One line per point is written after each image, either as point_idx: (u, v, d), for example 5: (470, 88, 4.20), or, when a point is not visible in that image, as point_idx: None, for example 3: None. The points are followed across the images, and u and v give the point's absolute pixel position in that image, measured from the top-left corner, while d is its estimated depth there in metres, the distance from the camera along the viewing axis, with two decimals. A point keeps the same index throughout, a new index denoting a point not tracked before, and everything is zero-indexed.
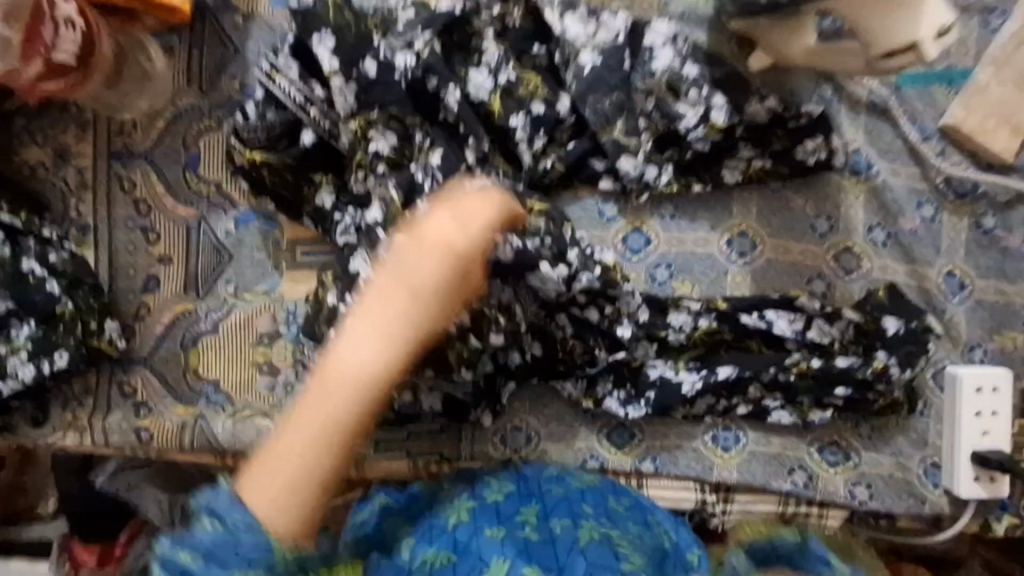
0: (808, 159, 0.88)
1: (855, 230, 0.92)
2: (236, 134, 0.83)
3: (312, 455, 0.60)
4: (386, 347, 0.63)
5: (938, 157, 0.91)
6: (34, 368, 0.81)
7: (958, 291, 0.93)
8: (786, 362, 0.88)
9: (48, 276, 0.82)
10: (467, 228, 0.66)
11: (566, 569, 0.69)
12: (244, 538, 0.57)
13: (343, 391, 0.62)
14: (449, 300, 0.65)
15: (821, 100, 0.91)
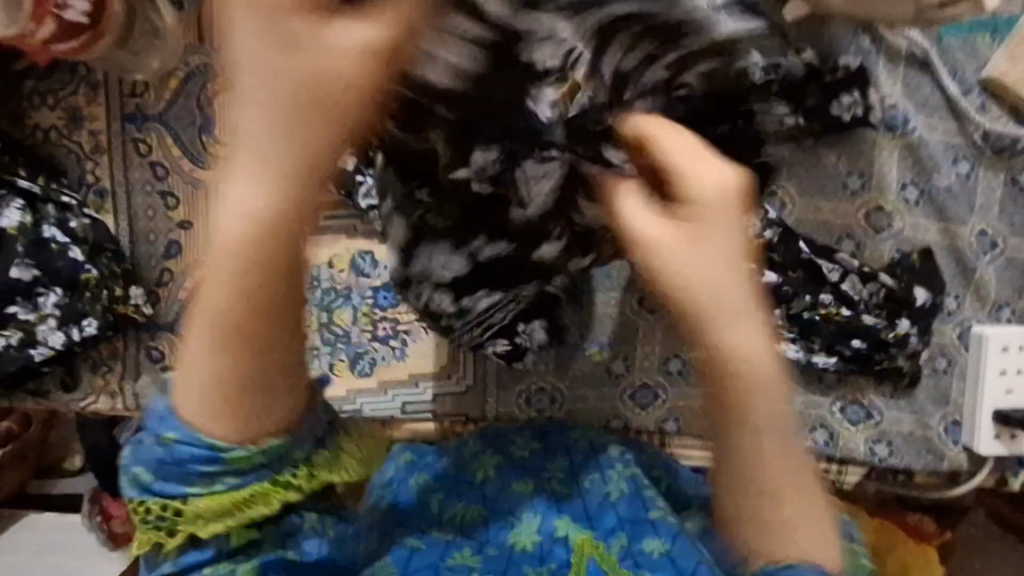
0: (843, 115, 0.86)
1: (888, 188, 0.90)
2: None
3: (212, 332, 0.45)
4: (265, 184, 0.43)
5: (977, 111, 0.88)
6: (63, 334, 0.82)
7: (989, 250, 0.91)
8: (817, 300, 0.86)
9: (71, 243, 0.82)
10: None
11: (596, 520, 0.70)
12: (181, 450, 0.47)
13: (220, 256, 0.44)
14: (334, 108, 0.41)
15: (859, 51, 0.87)
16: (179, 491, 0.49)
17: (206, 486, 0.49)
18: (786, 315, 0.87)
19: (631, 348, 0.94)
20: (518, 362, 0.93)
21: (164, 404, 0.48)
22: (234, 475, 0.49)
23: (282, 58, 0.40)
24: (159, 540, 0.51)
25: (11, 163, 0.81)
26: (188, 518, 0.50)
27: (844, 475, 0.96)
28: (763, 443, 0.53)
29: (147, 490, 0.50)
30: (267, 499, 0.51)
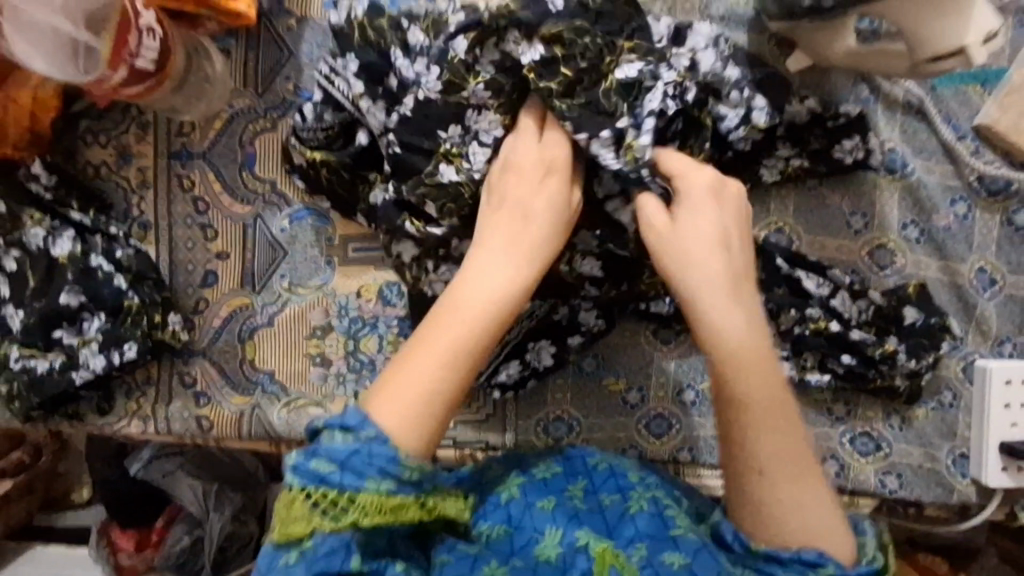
0: (845, 158, 0.92)
1: (890, 227, 0.95)
2: (296, 133, 0.86)
3: (445, 370, 0.65)
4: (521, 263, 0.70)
5: (972, 155, 0.94)
6: (104, 359, 0.85)
7: (988, 286, 0.95)
8: (806, 316, 0.91)
9: (116, 271, 0.86)
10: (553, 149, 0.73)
11: (614, 532, 0.72)
12: (376, 448, 0.60)
13: (472, 316, 0.67)
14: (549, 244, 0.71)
15: (858, 100, 0.93)
16: (354, 482, 0.60)
17: (376, 484, 0.60)
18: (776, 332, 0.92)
19: (646, 378, 0.96)
20: (536, 389, 0.97)
21: (364, 413, 0.62)
22: (395, 481, 0.61)
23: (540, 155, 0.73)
24: (320, 522, 0.60)
25: (65, 196, 0.87)
26: (354, 509, 0.59)
27: (856, 507, 0.98)
28: (747, 375, 0.69)
29: (322, 480, 0.60)
30: (409, 515, 0.62)
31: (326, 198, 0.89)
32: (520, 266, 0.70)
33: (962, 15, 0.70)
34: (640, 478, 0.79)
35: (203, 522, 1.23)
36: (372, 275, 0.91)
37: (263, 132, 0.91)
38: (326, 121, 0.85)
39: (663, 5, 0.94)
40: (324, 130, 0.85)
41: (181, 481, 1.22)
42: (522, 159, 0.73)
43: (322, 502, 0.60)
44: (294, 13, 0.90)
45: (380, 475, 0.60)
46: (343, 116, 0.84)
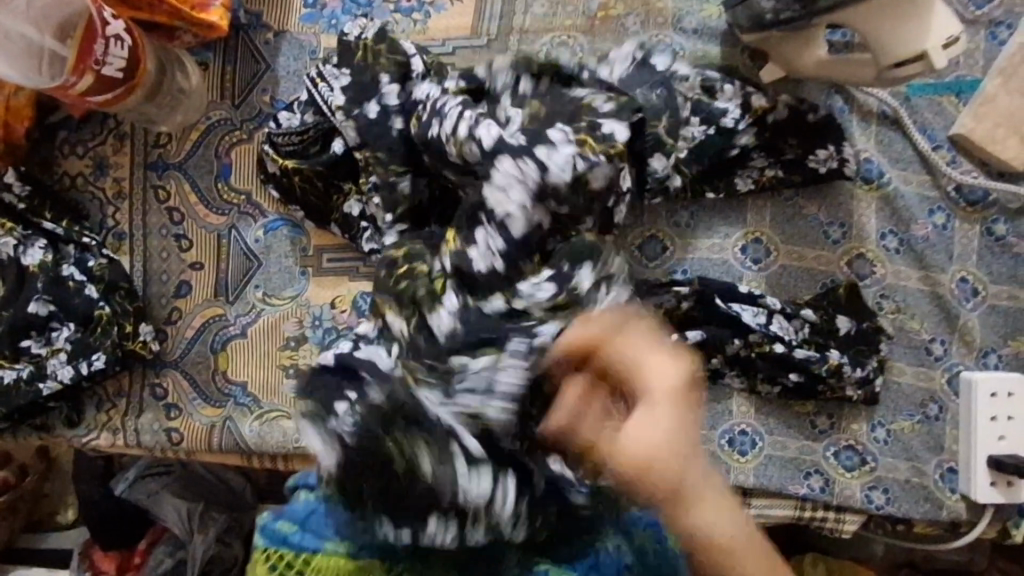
0: (819, 167, 0.91)
1: (868, 236, 0.94)
2: (269, 139, 0.88)
3: None
4: None
5: (948, 165, 0.94)
6: (72, 368, 0.84)
7: (971, 297, 0.94)
8: (751, 340, 0.90)
9: (88, 281, 0.86)
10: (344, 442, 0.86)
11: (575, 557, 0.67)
12: (328, 509, 0.68)
13: None
14: None
15: (832, 110, 0.94)
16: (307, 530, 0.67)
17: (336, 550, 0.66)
18: (724, 360, 0.91)
19: None
20: None
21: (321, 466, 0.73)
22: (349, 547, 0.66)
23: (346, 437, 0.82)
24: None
25: (38, 206, 0.87)
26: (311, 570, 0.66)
27: (842, 524, 0.95)
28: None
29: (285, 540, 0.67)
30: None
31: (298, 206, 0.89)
32: None
33: (920, 21, 0.70)
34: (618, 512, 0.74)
35: (186, 543, 1.19)
36: (347, 286, 0.90)
37: (238, 142, 0.91)
38: (299, 128, 0.87)
39: (637, 19, 0.95)
40: (299, 136, 0.87)
41: (165, 500, 1.19)
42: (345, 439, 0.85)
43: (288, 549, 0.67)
44: (272, 28, 0.92)
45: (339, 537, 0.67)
46: (315, 124, 0.87)
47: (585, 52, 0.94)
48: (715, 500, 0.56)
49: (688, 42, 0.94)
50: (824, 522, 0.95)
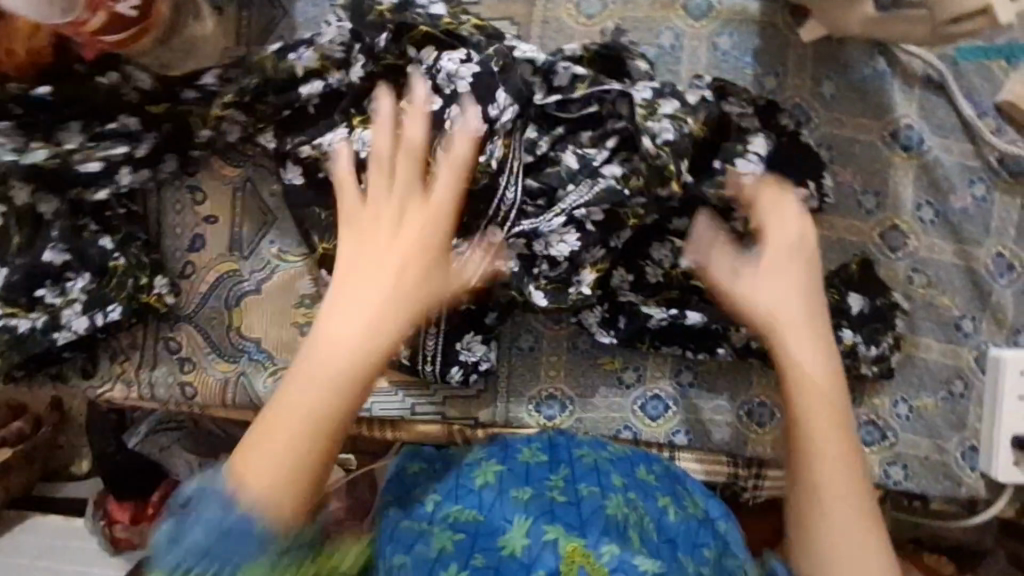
0: (846, 116, 0.90)
1: (903, 207, 0.91)
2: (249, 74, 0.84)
3: (331, 399, 0.70)
4: (326, 390, 0.70)
5: (993, 134, 0.89)
6: (88, 320, 0.84)
7: (1005, 272, 0.91)
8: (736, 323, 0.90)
9: (104, 232, 0.86)
10: (361, 331, 0.71)
11: (586, 528, 0.75)
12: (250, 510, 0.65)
13: (336, 359, 0.70)
14: (347, 392, 0.70)
15: (874, 72, 0.89)
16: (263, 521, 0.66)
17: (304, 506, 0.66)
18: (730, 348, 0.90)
19: (641, 358, 0.93)
20: (528, 364, 0.94)
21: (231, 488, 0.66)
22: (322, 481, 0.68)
23: (357, 359, 0.71)
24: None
25: None
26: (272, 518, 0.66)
27: None
28: (808, 426, 0.74)
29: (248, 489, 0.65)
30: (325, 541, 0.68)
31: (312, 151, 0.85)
32: (348, 391, 0.70)
33: None
34: (624, 486, 0.82)
35: None
36: None
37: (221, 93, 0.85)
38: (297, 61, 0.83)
39: None
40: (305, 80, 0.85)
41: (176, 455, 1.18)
42: (315, 367, 0.70)
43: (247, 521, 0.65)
44: None
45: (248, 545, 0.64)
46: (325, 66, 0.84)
47: (615, 5, 0.90)
48: (813, 358, 0.76)
49: None
50: None
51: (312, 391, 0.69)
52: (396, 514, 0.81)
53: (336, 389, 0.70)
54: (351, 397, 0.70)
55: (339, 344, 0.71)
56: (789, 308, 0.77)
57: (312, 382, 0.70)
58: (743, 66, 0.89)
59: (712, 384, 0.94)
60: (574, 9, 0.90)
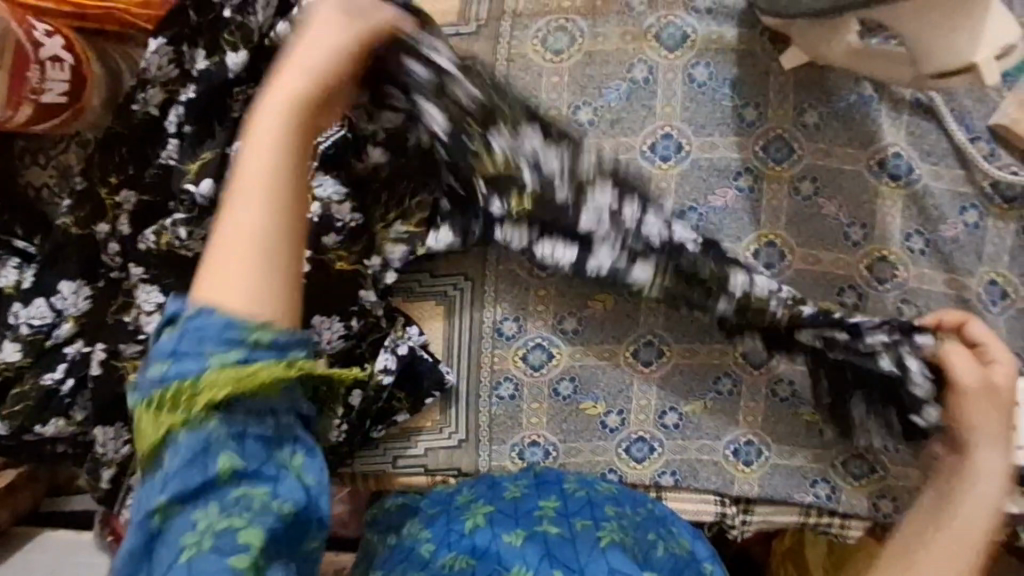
0: (833, 145, 0.85)
1: (892, 238, 0.87)
2: (143, 87, 0.75)
3: (278, 181, 0.56)
4: (265, 207, 0.54)
5: (985, 158, 0.85)
6: (60, 419, 0.76)
7: (999, 300, 0.88)
8: (716, 364, 0.91)
9: (60, 318, 0.76)
10: (275, 118, 0.57)
11: (586, 570, 0.74)
12: (200, 325, 0.52)
13: (264, 160, 0.56)
14: (296, 189, 0.56)
15: (859, 98, 0.85)
16: (197, 366, 0.51)
17: (220, 356, 0.51)
18: (714, 394, 0.92)
19: (629, 401, 0.91)
20: (509, 412, 0.91)
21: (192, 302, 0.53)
22: (241, 348, 0.52)
23: (260, 146, 0.56)
24: (187, 417, 0.51)
25: (9, 222, 0.81)
26: (208, 388, 0.51)
27: (847, 530, 0.94)
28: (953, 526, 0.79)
29: (161, 379, 0.52)
30: (270, 378, 0.52)
31: (124, 255, 0.76)
32: (275, 135, 0.56)
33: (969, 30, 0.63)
34: (616, 518, 0.81)
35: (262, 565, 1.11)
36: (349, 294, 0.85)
37: (122, 131, 0.75)
38: (250, 30, 0.73)
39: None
40: (165, 84, 0.75)
41: None
42: (244, 173, 0.55)
43: (165, 400, 0.51)
44: None
45: (226, 345, 0.51)
46: (219, 59, 0.74)
47: (585, 38, 0.85)
48: (979, 497, 0.80)
49: (702, 24, 0.84)
50: (829, 527, 0.94)
51: (259, 207, 0.54)
52: (395, 554, 0.79)
53: (259, 166, 0.56)
54: (303, 109, 0.58)
55: (234, 247, 0.54)
56: (995, 456, 0.82)
57: (261, 182, 0.55)
58: (722, 98, 0.84)
59: (697, 424, 0.92)
60: (541, 44, 0.85)
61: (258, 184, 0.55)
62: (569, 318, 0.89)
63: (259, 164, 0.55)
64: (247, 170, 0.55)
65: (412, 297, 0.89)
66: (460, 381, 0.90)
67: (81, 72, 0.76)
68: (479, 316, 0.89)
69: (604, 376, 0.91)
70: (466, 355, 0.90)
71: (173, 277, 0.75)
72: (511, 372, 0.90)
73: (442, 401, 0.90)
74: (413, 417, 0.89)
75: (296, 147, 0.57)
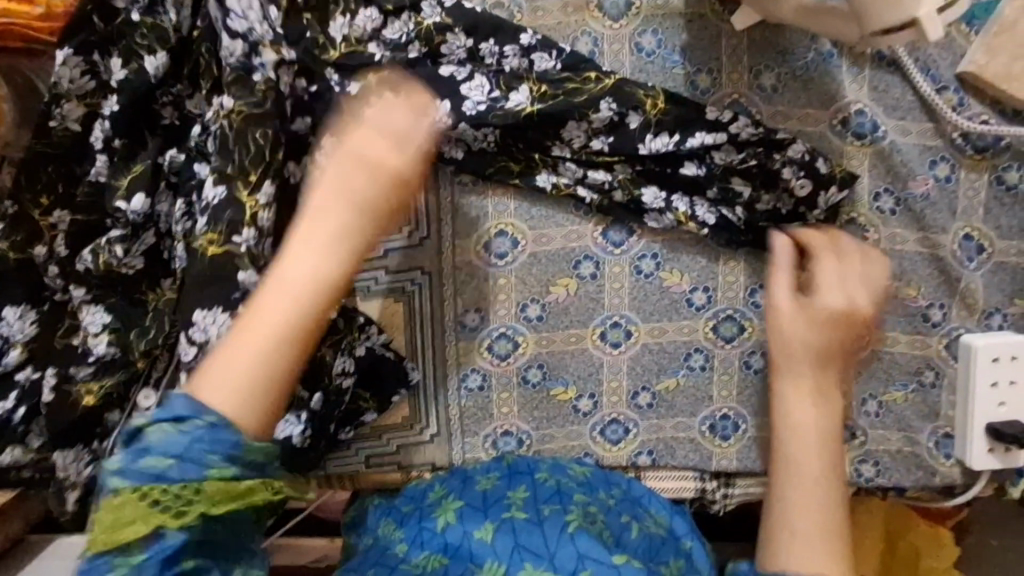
0: (792, 106, 0.82)
1: (860, 199, 0.84)
2: (57, 102, 0.72)
3: (305, 298, 0.58)
4: (303, 299, 0.58)
5: (954, 109, 0.81)
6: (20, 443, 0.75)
7: (975, 255, 0.85)
8: (688, 340, 0.89)
9: (7, 344, 0.74)
10: (354, 202, 0.61)
11: (555, 556, 0.71)
12: (212, 435, 0.52)
13: (300, 287, 0.58)
14: (317, 295, 0.58)
15: (817, 55, 0.81)
16: (194, 475, 0.52)
17: (219, 470, 0.52)
18: (687, 372, 0.90)
19: (599, 382, 0.90)
20: (479, 404, 0.89)
21: (192, 400, 0.53)
22: (247, 469, 0.54)
23: (319, 230, 0.60)
24: (163, 519, 0.51)
25: None
26: (200, 498, 0.52)
27: None
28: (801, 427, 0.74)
29: (157, 477, 0.52)
30: (260, 498, 0.54)
31: (65, 276, 0.74)
32: (321, 247, 0.60)
33: None
34: (585, 503, 0.79)
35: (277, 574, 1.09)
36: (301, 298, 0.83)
37: (49, 149, 0.73)
38: (163, 29, 0.73)
39: None
40: (83, 97, 0.72)
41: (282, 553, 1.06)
42: (288, 271, 0.58)
43: (151, 494, 0.52)
44: None
45: (227, 462, 0.53)
46: (136, 65, 0.72)
47: (525, 14, 0.81)
48: (797, 326, 0.77)
49: None
50: None
51: (285, 307, 0.57)
52: (369, 556, 0.78)
53: (311, 257, 0.59)
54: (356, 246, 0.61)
55: (242, 361, 0.55)
56: (802, 344, 0.76)
57: (284, 287, 0.58)
58: (672, 66, 0.81)
59: (671, 403, 0.90)
60: None
61: (308, 273, 0.59)
62: (533, 304, 0.87)
63: (303, 308, 0.58)
64: (290, 279, 0.58)
65: (370, 293, 0.87)
66: (425, 375, 0.88)
67: None
68: (439, 307, 0.87)
69: (572, 361, 0.89)
70: (429, 348, 0.88)
71: (122, 295, 0.75)
72: (476, 361, 0.88)
73: (409, 397, 0.89)
74: (381, 415, 0.88)
75: (330, 261, 0.60)
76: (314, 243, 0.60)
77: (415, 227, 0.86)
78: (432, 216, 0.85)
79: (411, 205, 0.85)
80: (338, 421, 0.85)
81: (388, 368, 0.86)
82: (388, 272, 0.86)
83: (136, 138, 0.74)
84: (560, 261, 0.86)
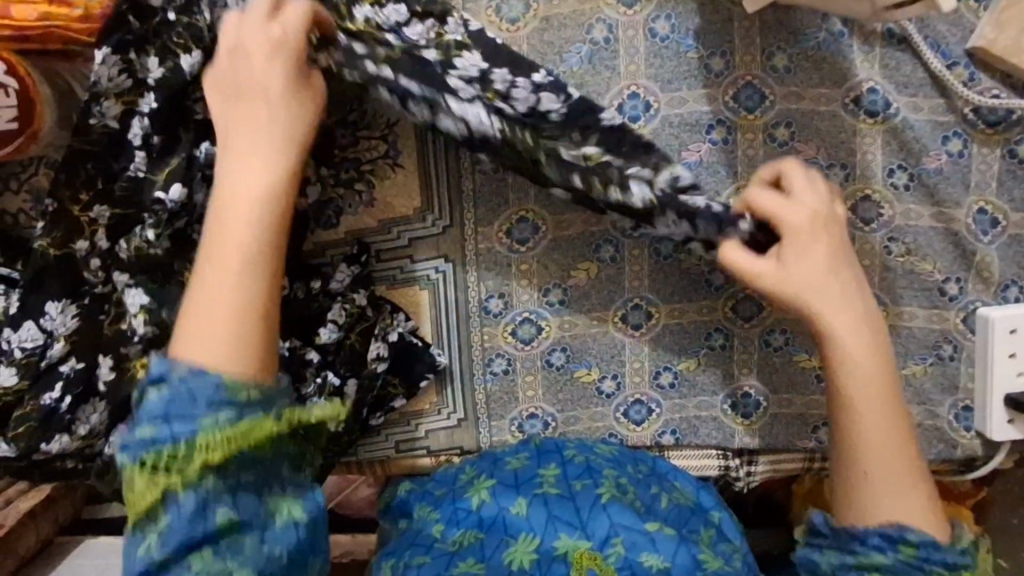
0: (804, 86, 0.83)
1: (874, 175, 0.85)
2: (96, 100, 0.74)
3: (251, 237, 0.66)
4: (252, 241, 0.65)
5: (965, 84, 0.83)
6: (66, 434, 0.78)
7: (990, 228, 0.86)
8: (707, 319, 0.90)
9: (52, 338, 0.77)
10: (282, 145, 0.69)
11: (588, 526, 0.75)
12: (196, 386, 0.59)
13: (248, 228, 0.66)
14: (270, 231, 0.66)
15: (829, 35, 0.83)
16: (191, 431, 0.57)
17: (213, 417, 0.58)
18: (708, 351, 0.91)
19: (622, 364, 0.91)
20: (505, 388, 0.91)
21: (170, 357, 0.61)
22: (235, 408, 0.59)
23: (256, 176, 0.67)
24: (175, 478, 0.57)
25: None
26: (199, 449, 0.57)
27: None
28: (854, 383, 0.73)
29: (152, 442, 0.57)
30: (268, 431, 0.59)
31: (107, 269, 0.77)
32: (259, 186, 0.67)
33: None
34: (615, 476, 0.81)
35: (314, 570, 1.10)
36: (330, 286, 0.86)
37: (86, 147, 0.75)
38: (197, 28, 0.75)
39: None
40: (118, 96, 0.75)
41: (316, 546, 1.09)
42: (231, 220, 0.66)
43: (159, 462, 0.57)
44: None
45: (215, 405, 0.58)
46: (171, 63, 0.74)
47: (539, 3, 0.83)
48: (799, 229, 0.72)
49: None
50: None
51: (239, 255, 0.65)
52: (405, 537, 0.80)
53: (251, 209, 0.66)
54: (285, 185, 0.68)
55: (212, 312, 0.63)
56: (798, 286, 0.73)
57: (232, 237, 0.65)
58: (687, 50, 0.83)
59: (693, 382, 0.92)
60: (495, 14, 0.83)
61: (255, 217, 0.66)
62: (555, 288, 0.89)
63: (246, 243, 0.65)
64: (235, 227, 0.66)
65: (396, 280, 0.89)
66: (452, 361, 0.91)
67: (29, 94, 0.75)
68: (464, 293, 0.89)
69: (594, 344, 0.91)
70: (454, 333, 0.90)
71: (161, 286, 0.78)
72: (502, 346, 0.90)
73: (437, 381, 0.91)
74: (409, 401, 0.91)
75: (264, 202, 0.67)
76: (248, 190, 0.66)
77: (437, 215, 0.88)
78: (454, 204, 0.87)
79: (434, 195, 0.87)
80: (370, 405, 0.88)
81: (418, 355, 0.88)
82: (414, 260, 0.88)
83: (170, 135, 0.77)
84: (581, 246, 0.88)
